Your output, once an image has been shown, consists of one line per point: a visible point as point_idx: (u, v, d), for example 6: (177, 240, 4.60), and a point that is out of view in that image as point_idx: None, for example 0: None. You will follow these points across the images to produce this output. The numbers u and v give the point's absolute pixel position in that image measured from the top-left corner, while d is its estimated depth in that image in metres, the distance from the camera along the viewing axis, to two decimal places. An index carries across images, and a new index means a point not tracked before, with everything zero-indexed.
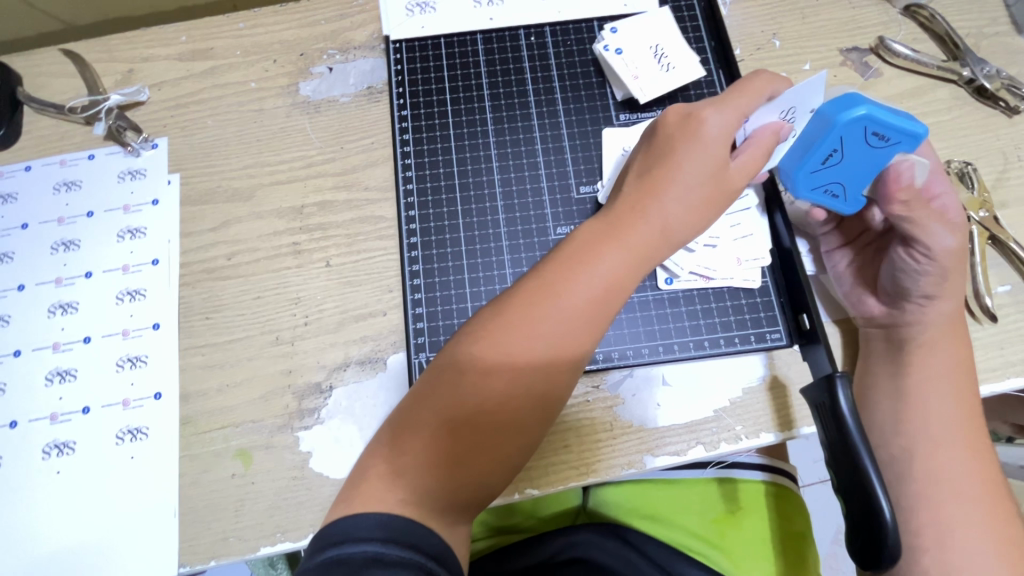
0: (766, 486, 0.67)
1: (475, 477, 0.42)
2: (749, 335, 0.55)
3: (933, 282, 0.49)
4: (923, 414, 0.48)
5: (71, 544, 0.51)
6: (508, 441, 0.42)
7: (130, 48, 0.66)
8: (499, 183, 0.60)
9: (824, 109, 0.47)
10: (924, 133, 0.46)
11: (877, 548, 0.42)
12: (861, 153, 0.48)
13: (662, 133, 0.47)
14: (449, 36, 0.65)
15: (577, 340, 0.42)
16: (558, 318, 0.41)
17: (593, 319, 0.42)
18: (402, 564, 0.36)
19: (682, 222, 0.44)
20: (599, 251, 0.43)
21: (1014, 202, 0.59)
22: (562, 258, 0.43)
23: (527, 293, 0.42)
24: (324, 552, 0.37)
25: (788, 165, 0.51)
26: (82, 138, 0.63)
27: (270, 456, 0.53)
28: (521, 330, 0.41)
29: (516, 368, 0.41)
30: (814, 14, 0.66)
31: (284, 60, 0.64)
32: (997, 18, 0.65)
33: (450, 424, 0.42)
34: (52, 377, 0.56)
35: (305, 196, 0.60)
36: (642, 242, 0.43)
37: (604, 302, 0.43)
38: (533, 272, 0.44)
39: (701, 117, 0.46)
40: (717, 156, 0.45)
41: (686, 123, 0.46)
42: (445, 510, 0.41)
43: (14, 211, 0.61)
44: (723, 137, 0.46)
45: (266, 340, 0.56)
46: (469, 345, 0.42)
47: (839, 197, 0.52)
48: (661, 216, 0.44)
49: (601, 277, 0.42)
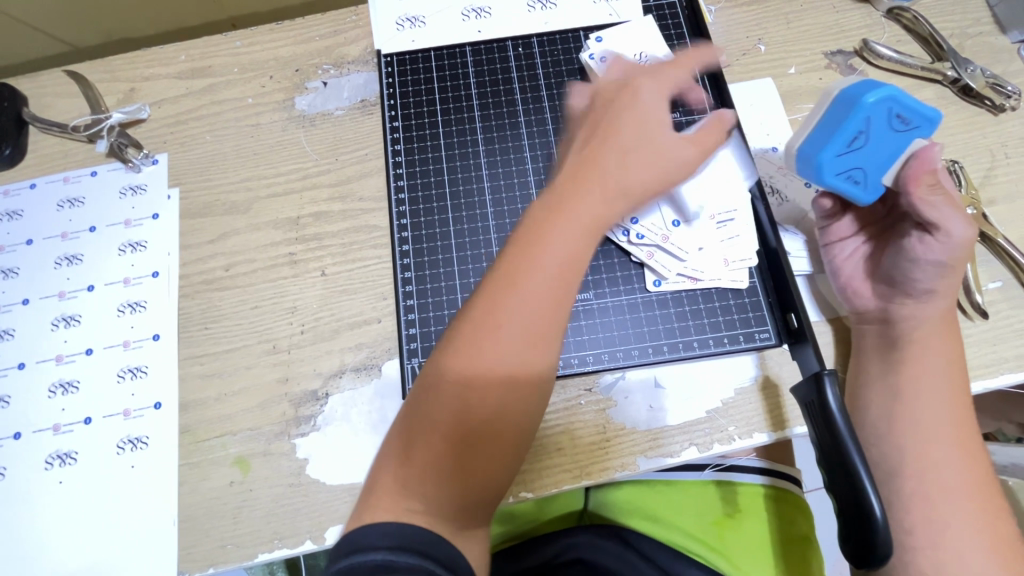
0: (764, 490, 0.67)
1: (477, 479, 0.42)
2: (738, 335, 0.55)
3: (940, 274, 0.49)
4: (912, 409, 0.49)
5: (71, 551, 0.52)
6: (503, 435, 0.43)
7: (132, 68, 0.67)
8: (490, 190, 0.61)
9: (846, 93, 0.48)
10: (938, 118, 0.48)
11: (870, 546, 0.41)
12: (884, 135, 0.48)
13: (600, 109, 0.49)
14: (440, 48, 0.66)
15: (546, 329, 0.43)
16: (523, 309, 0.42)
17: (558, 300, 0.43)
18: (410, 569, 0.37)
19: (635, 184, 0.44)
20: (552, 228, 0.43)
21: (1003, 198, 0.59)
22: (520, 249, 0.43)
23: (490, 291, 0.43)
24: (337, 562, 0.38)
25: (812, 150, 0.50)
26: (84, 156, 0.65)
27: (267, 463, 0.53)
28: (489, 328, 0.42)
29: (489, 368, 0.42)
30: (799, 18, 0.67)
31: (280, 76, 0.66)
32: (980, 18, 0.66)
33: (446, 431, 0.42)
34: (56, 389, 0.57)
35: (301, 207, 0.61)
36: (593, 211, 0.43)
37: (566, 281, 0.43)
38: (491, 273, 0.44)
39: (638, 90, 0.48)
40: (654, 122, 0.47)
41: (621, 96, 0.48)
42: (453, 504, 0.42)
43: (20, 227, 0.62)
44: (653, 102, 0.48)
45: (264, 349, 0.57)
46: (444, 352, 0.43)
47: (859, 183, 0.51)
48: (610, 181, 0.44)
49: (557, 253, 0.42)
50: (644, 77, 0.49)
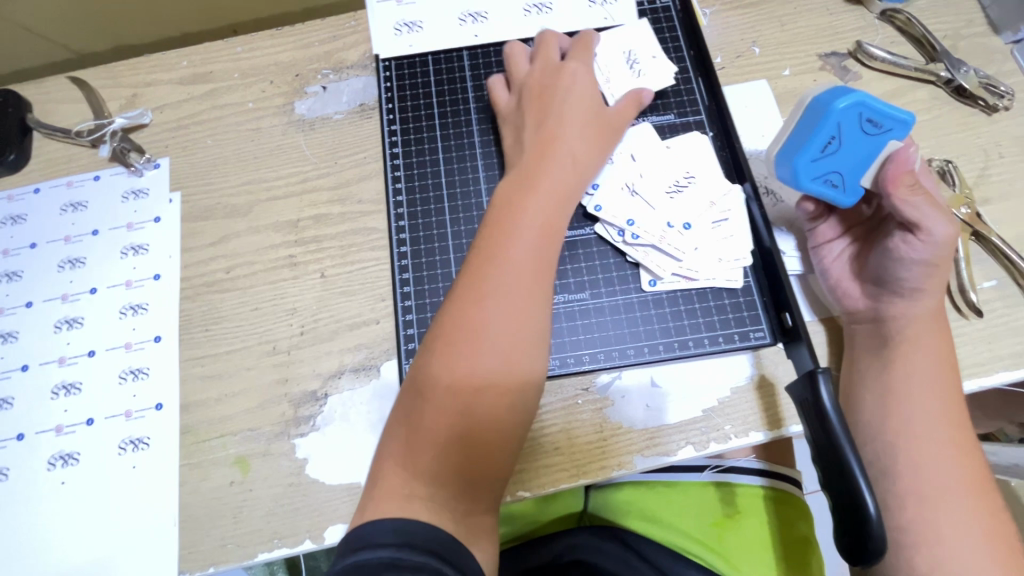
0: (764, 490, 0.66)
1: (481, 459, 0.43)
2: (733, 334, 0.55)
3: (924, 271, 0.49)
4: (906, 408, 0.49)
5: (73, 550, 0.53)
6: (507, 407, 0.44)
7: (134, 74, 0.68)
8: (486, 192, 0.61)
9: (817, 101, 0.49)
10: (912, 120, 0.48)
11: (863, 542, 0.41)
12: (857, 139, 0.49)
13: (538, 93, 0.56)
14: (437, 53, 0.67)
15: (534, 291, 0.47)
16: (507, 274, 0.46)
17: (538, 262, 0.48)
18: (419, 567, 0.36)
19: (584, 154, 0.53)
20: (523, 198, 0.50)
21: (997, 197, 0.60)
22: (494, 230, 0.49)
23: (475, 264, 0.47)
24: (344, 559, 0.37)
25: (789, 156, 0.52)
26: (87, 160, 0.65)
27: (267, 463, 0.54)
28: (476, 297, 0.46)
29: (481, 338, 0.44)
30: (792, 21, 0.67)
31: (280, 80, 0.67)
32: (973, 19, 0.67)
33: (448, 409, 0.43)
34: (58, 391, 0.57)
35: (301, 210, 0.62)
36: (555, 183, 0.51)
37: (544, 245, 0.49)
38: (471, 258, 0.48)
39: (567, 76, 0.57)
40: (589, 103, 0.56)
41: (556, 82, 0.56)
42: (456, 494, 0.42)
43: (23, 231, 0.63)
44: (582, 83, 0.57)
45: (264, 350, 0.57)
46: (436, 330, 0.46)
47: (838, 187, 0.52)
48: (564, 154, 0.52)
49: (532, 219, 0.49)
50: (569, 65, 0.58)
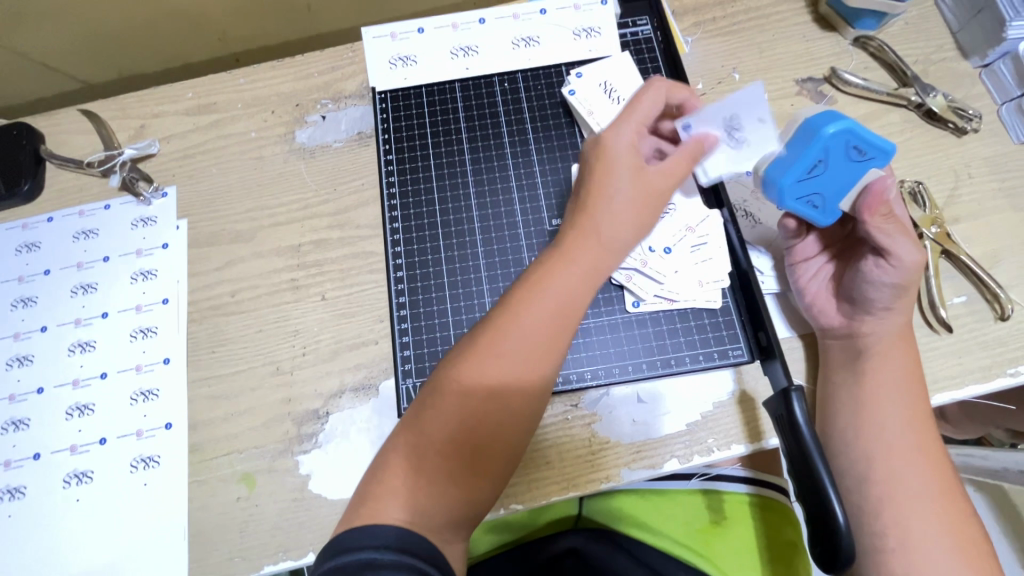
0: (751, 498, 0.68)
1: (465, 494, 0.45)
2: (713, 352, 0.58)
3: (894, 294, 0.52)
4: (878, 420, 0.51)
5: (89, 565, 0.55)
6: (500, 454, 0.47)
7: (142, 105, 0.72)
8: (478, 220, 0.64)
9: (808, 123, 0.50)
10: (893, 150, 0.50)
11: (834, 551, 0.44)
12: (842, 163, 0.50)
13: (583, 154, 0.52)
14: (431, 85, 0.70)
15: (544, 357, 0.47)
16: (522, 339, 0.46)
17: (555, 331, 0.47)
18: (392, 565, 0.39)
19: (618, 231, 0.49)
20: (551, 269, 0.48)
21: (967, 217, 0.62)
22: (517, 292, 0.48)
23: (494, 321, 0.47)
24: (325, 563, 0.40)
25: (775, 175, 0.52)
26: (98, 189, 0.69)
27: (272, 479, 0.56)
28: (491, 352, 0.46)
29: (496, 392, 0.46)
30: (771, 48, 0.71)
31: (282, 110, 0.70)
32: (943, 45, 0.70)
33: (447, 448, 0.45)
34: (73, 412, 0.60)
35: (302, 235, 0.65)
36: (584, 257, 0.48)
37: (562, 318, 0.47)
38: (492, 310, 0.48)
39: (609, 133, 0.50)
40: (633, 165, 0.50)
41: (597, 144, 0.51)
42: (449, 515, 0.45)
43: (37, 258, 0.66)
44: (630, 144, 0.50)
45: (267, 371, 0.60)
46: (448, 374, 0.46)
47: (817, 208, 0.54)
48: (597, 227, 0.49)
49: (556, 291, 0.47)
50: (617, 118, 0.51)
